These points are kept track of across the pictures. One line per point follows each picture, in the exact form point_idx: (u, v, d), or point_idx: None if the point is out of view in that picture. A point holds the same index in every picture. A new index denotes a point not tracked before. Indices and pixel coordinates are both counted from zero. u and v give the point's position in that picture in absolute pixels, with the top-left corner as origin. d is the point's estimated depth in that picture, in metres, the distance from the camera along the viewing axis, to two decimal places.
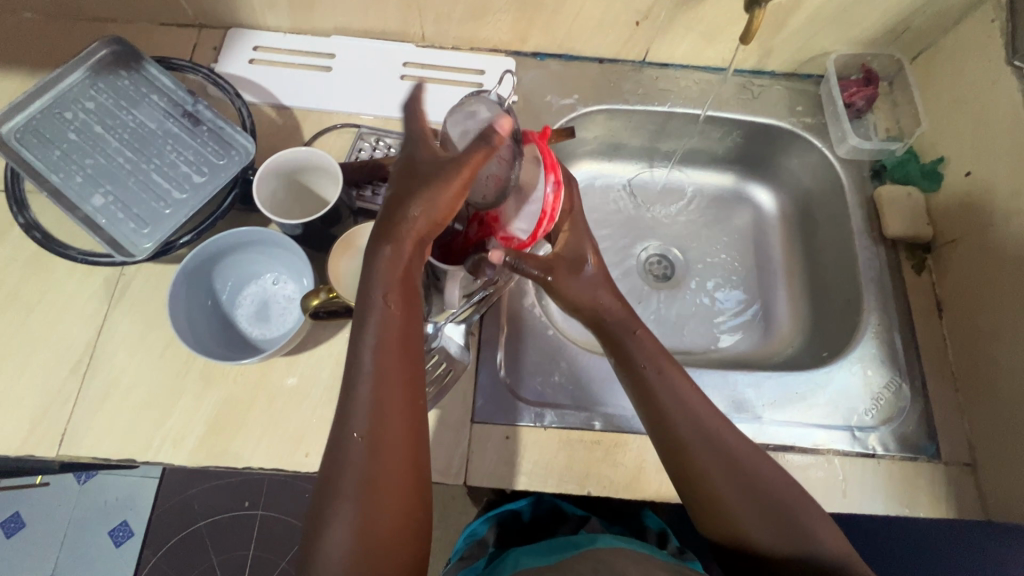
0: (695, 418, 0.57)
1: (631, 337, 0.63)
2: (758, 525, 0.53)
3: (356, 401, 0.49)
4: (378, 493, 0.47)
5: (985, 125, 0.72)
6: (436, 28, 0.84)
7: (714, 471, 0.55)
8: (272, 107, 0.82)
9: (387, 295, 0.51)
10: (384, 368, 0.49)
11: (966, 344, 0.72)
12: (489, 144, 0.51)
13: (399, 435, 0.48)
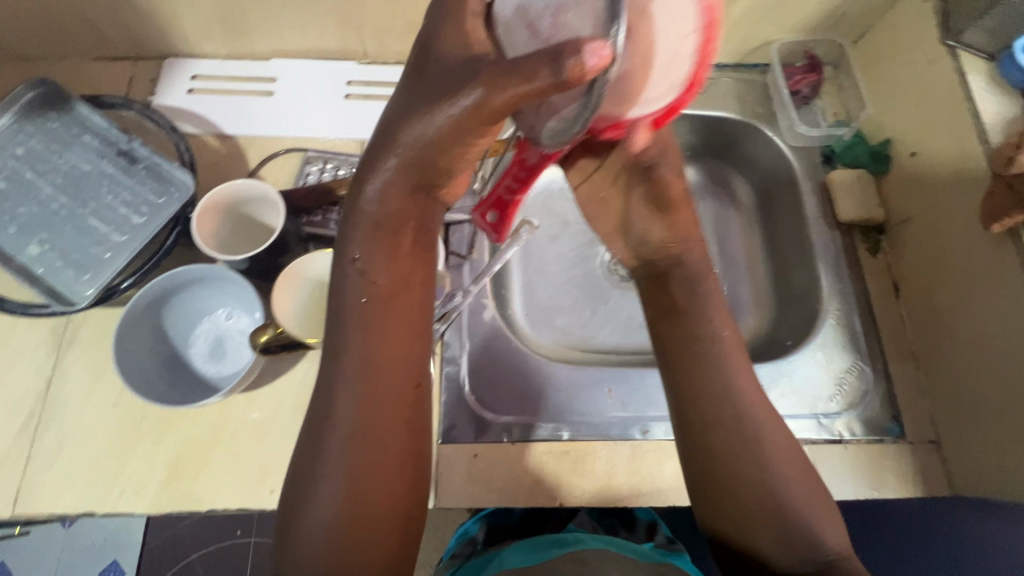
0: (722, 382, 0.55)
1: (689, 280, 0.59)
2: (760, 486, 0.52)
3: (350, 378, 0.48)
4: (369, 475, 0.47)
5: (926, 103, 0.72)
6: (377, 44, 0.83)
7: (724, 428, 0.54)
8: (215, 137, 0.81)
9: (380, 255, 0.50)
10: (382, 346, 0.49)
11: (925, 322, 0.73)
12: (546, 62, 0.37)
13: (393, 420, 0.48)
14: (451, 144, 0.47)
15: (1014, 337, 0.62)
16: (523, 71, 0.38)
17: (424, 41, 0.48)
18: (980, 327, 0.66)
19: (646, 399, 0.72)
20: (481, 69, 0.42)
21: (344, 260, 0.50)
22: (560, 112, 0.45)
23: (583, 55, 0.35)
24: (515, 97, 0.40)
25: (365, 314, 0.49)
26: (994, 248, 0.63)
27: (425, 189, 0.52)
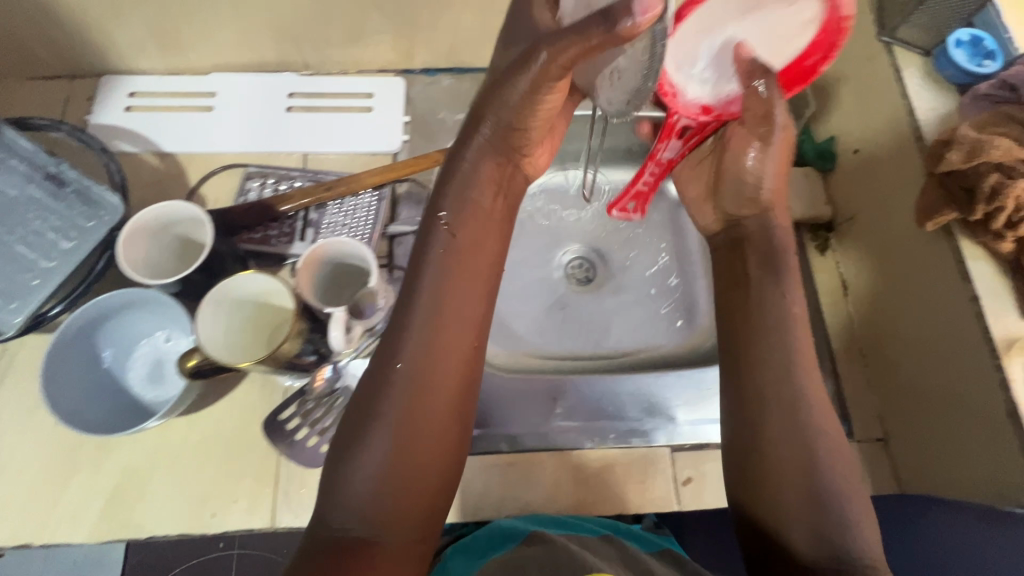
0: (781, 335, 0.54)
1: (767, 245, 0.59)
2: (800, 440, 0.51)
3: (420, 336, 0.50)
4: (427, 428, 0.49)
5: (867, 99, 0.72)
6: (318, 54, 0.82)
7: (771, 382, 0.53)
8: (154, 155, 0.79)
9: (468, 215, 0.55)
10: (450, 307, 0.52)
11: (872, 319, 0.72)
12: (603, 23, 0.41)
13: (451, 379, 0.50)
14: (531, 117, 0.53)
15: (948, 334, 0.61)
16: (580, 32, 0.42)
17: (516, 15, 0.53)
18: (919, 324, 0.65)
19: (595, 407, 0.71)
20: (544, 38, 0.47)
21: (432, 216, 0.55)
22: (620, 70, 0.49)
23: (632, 13, 0.39)
24: (575, 56, 0.44)
25: (444, 274, 0.53)
26: (928, 245, 0.63)
27: (511, 158, 0.58)
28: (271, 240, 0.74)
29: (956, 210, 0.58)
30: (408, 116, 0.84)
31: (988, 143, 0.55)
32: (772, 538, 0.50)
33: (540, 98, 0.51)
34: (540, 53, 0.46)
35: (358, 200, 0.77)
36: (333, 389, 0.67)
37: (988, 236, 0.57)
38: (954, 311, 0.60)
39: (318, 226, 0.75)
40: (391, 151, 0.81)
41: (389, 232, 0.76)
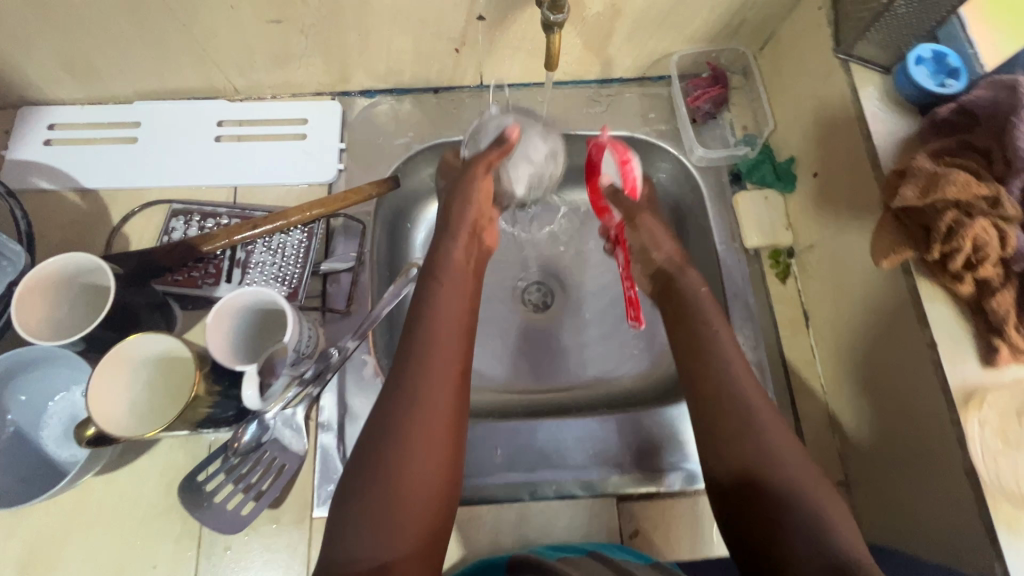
0: (726, 361, 0.59)
1: (693, 297, 0.66)
2: (786, 459, 0.52)
3: (415, 371, 0.56)
4: (424, 445, 0.53)
5: (824, 121, 0.67)
6: (245, 80, 0.77)
7: (741, 408, 0.55)
8: (76, 192, 0.75)
9: (441, 267, 0.65)
10: (440, 335, 0.59)
11: (832, 354, 0.68)
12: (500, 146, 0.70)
13: (445, 399, 0.55)
14: (476, 195, 0.68)
15: (908, 381, 0.56)
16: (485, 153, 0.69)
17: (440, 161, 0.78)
18: (879, 367, 0.60)
19: (540, 453, 0.67)
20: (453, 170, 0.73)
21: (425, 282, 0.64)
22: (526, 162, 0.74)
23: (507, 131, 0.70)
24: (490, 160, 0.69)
25: (431, 310, 0.61)
26: (884, 283, 0.58)
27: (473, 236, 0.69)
28: (197, 281, 0.70)
29: (913, 250, 0.53)
30: (344, 143, 0.79)
31: (943, 178, 0.50)
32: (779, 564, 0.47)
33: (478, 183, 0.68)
34: (471, 168, 0.69)
35: (288, 237, 0.72)
36: (260, 442, 0.64)
37: (946, 277, 0.52)
38: (913, 357, 0.56)
39: (246, 266, 0.71)
40: (326, 182, 0.77)
41: (322, 270, 0.72)
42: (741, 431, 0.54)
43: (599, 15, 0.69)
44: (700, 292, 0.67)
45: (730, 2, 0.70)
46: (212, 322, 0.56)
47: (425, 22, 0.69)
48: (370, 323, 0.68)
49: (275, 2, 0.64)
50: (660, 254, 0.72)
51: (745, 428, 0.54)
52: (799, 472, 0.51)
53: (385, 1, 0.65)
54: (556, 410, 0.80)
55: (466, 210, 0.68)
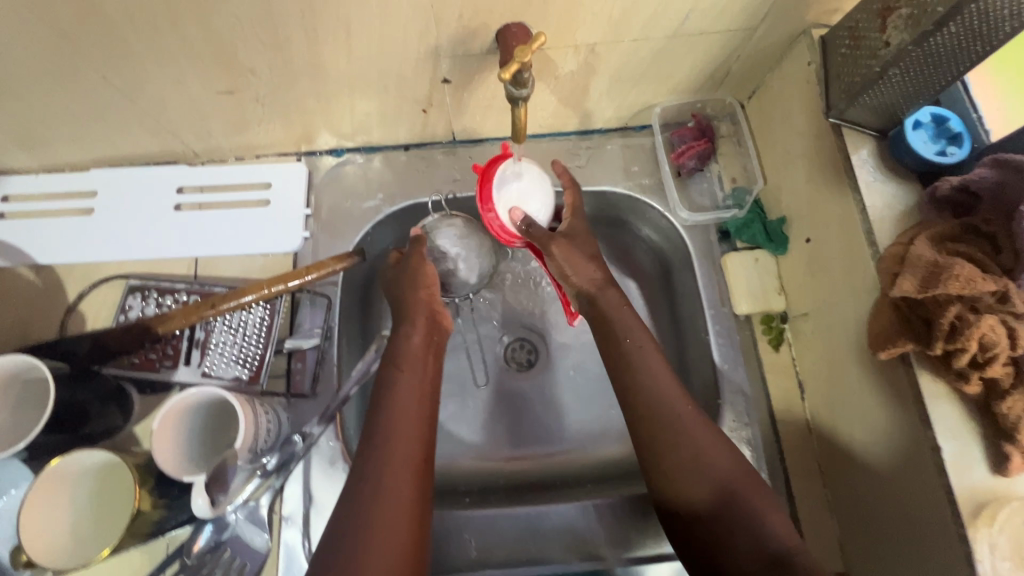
0: (664, 397, 0.55)
1: (617, 313, 0.59)
2: (713, 460, 0.52)
3: (371, 448, 0.51)
4: (383, 543, 0.46)
5: (816, 183, 0.63)
6: (204, 144, 0.73)
7: (674, 434, 0.53)
8: (28, 268, 0.72)
9: (398, 355, 0.58)
10: (400, 420, 0.53)
11: (828, 432, 0.63)
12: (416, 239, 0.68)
13: (407, 488, 0.49)
14: (427, 281, 0.64)
15: (911, 480, 0.52)
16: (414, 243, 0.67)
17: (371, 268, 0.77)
18: (879, 458, 0.56)
19: (513, 543, 0.66)
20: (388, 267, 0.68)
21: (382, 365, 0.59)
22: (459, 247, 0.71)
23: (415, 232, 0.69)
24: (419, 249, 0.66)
25: (390, 392, 0.55)
26: (883, 369, 0.54)
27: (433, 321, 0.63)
28: (153, 364, 0.66)
29: (915, 345, 0.49)
30: (310, 208, 0.75)
31: (945, 271, 0.46)
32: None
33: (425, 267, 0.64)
34: (408, 260, 0.66)
35: (248, 314, 0.68)
36: (219, 542, 0.60)
37: (951, 375, 0.48)
38: (915, 454, 0.51)
39: (204, 346, 0.67)
40: (292, 251, 0.74)
41: (287, 348, 0.68)
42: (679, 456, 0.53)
43: (573, 73, 0.65)
44: (624, 309, 0.59)
45: (714, 55, 0.65)
46: (160, 428, 0.53)
47: (387, 86, 0.64)
48: (336, 404, 0.65)
49: (225, 74, 0.60)
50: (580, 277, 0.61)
51: (684, 453, 0.52)
52: (730, 470, 0.52)
53: (343, 68, 0.61)
54: (540, 483, 0.75)
55: (417, 294, 0.62)
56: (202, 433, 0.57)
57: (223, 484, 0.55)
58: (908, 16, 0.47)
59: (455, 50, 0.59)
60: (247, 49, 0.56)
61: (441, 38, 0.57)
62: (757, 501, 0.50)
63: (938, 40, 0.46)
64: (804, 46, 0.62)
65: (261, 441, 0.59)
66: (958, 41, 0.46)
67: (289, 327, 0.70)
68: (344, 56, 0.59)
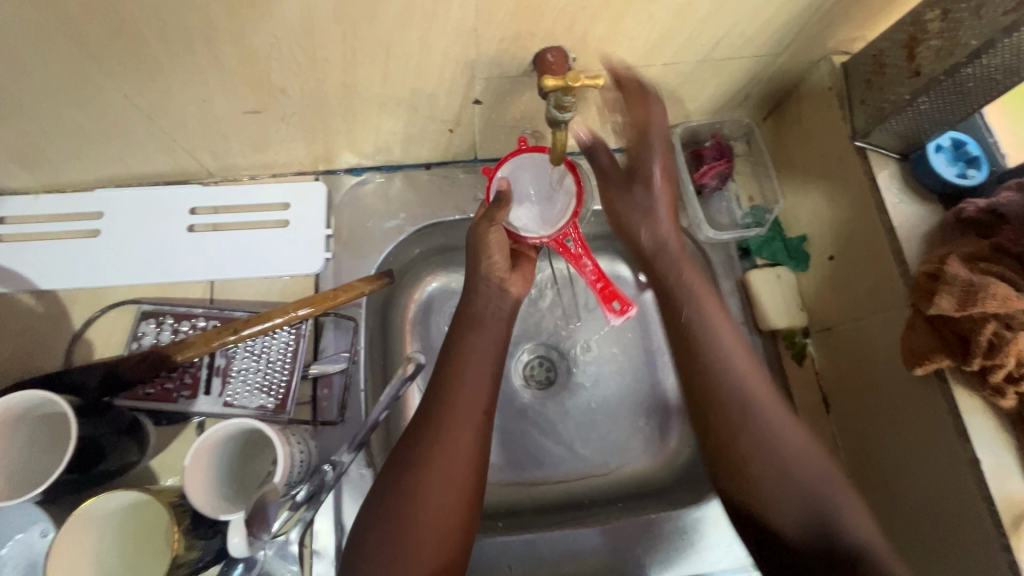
0: (728, 363, 0.56)
1: (669, 265, 0.63)
2: (786, 449, 0.52)
3: (435, 412, 0.54)
4: (439, 485, 0.51)
5: (840, 203, 0.65)
6: (221, 164, 0.71)
7: (740, 408, 0.54)
8: (30, 294, 0.68)
9: (471, 311, 0.61)
10: (466, 375, 0.56)
11: (856, 445, 0.65)
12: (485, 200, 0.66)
13: (466, 444, 0.53)
14: (490, 250, 0.61)
15: (946, 490, 0.54)
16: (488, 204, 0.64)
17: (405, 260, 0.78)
18: (912, 471, 0.57)
19: (552, 564, 0.65)
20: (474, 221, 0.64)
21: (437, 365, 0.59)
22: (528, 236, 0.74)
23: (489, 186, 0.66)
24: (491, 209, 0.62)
25: (461, 349, 0.58)
26: (915, 385, 0.56)
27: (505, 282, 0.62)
28: (171, 394, 0.63)
29: (951, 360, 0.51)
30: (331, 228, 0.74)
31: (982, 290, 0.48)
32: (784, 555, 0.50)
33: (492, 236, 0.61)
34: (488, 212, 0.62)
35: (272, 339, 0.65)
36: None
37: (986, 390, 0.50)
38: (952, 467, 0.53)
39: (226, 373, 0.64)
40: (313, 272, 0.72)
41: (312, 374, 0.66)
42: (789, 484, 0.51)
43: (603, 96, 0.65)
44: (684, 279, 0.62)
45: (739, 79, 0.66)
46: (191, 465, 0.50)
47: (417, 106, 0.64)
48: (366, 431, 0.60)
49: (253, 94, 0.58)
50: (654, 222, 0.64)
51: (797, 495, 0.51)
52: (802, 446, 0.52)
53: (375, 89, 0.60)
54: (568, 503, 0.74)
55: (487, 259, 0.61)
56: (240, 446, 0.56)
57: (264, 521, 0.50)
58: (938, 48, 0.51)
59: (491, 72, 0.59)
60: (281, 70, 0.55)
61: (480, 61, 0.57)
62: (836, 500, 0.50)
63: (968, 71, 0.50)
64: (825, 71, 0.65)
65: (295, 472, 0.56)
66: (986, 74, 0.50)
67: (313, 352, 0.68)
68: (379, 77, 0.58)
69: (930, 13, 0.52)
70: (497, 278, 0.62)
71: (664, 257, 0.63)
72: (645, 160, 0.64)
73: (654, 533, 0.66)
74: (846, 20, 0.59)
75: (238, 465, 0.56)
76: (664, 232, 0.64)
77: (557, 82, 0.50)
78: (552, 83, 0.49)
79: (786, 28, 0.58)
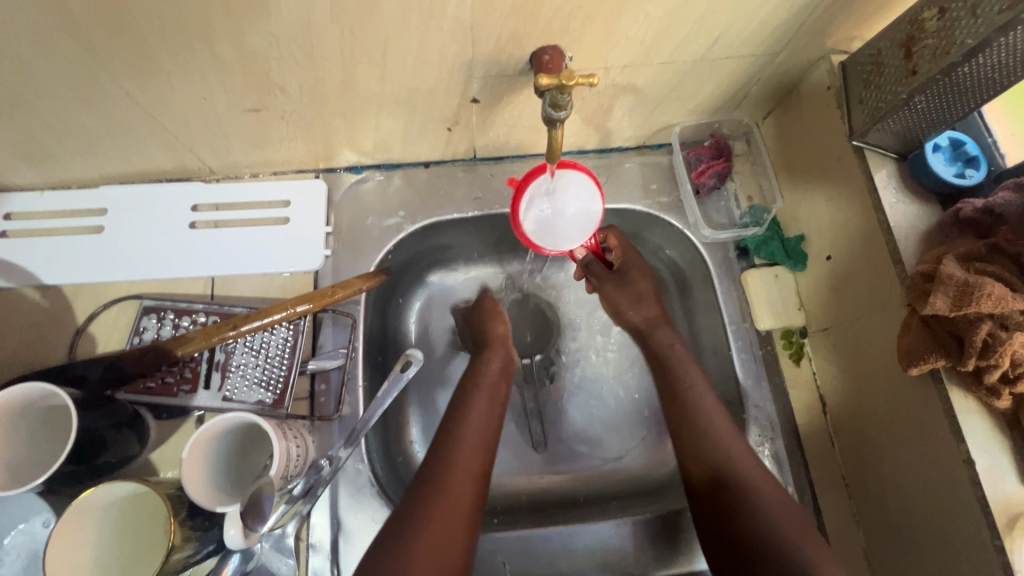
0: (719, 439, 0.59)
1: (668, 352, 0.66)
2: (758, 487, 0.56)
3: (438, 467, 0.55)
4: (437, 539, 0.51)
5: (838, 203, 0.65)
6: (222, 162, 0.71)
7: (719, 454, 0.58)
8: (35, 289, 0.69)
9: (476, 373, 0.66)
10: (470, 432, 0.59)
11: (851, 445, 0.64)
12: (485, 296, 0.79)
13: (465, 499, 0.54)
14: (495, 312, 0.75)
15: (939, 491, 0.54)
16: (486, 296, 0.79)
17: (402, 262, 0.79)
18: (908, 471, 0.57)
19: (546, 562, 0.65)
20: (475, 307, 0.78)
21: None
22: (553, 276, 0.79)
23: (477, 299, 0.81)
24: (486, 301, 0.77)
25: (466, 405, 0.61)
26: (911, 384, 0.56)
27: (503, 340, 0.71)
28: (172, 388, 0.64)
29: (946, 360, 0.51)
30: (330, 226, 0.74)
31: (977, 290, 0.48)
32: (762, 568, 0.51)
33: (493, 310, 0.75)
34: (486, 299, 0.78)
35: (271, 335, 0.66)
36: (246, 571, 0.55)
37: (981, 390, 0.50)
38: (944, 467, 0.53)
39: (226, 368, 0.65)
40: (312, 269, 0.72)
41: (310, 369, 0.67)
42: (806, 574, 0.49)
43: (600, 96, 0.65)
44: (674, 349, 0.66)
45: (737, 78, 0.66)
46: (189, 455, 0.51)
47: (415, 105, 0.64)
48: (363, 426, 0.61)
49: (254, 93, 0.59)
50: (635, 314, 0.70)
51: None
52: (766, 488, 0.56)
53: (373, 88, 0.60)
54: (565, 501, 0.74)
55: (489, 323, 0.73)
56: (238, 439, 0.57)
57: (259, 514, 0.50)
58: (935, 46, 0.51)
59: (488, 71, 0.59)
60: (280, 70, 0.55)
61: (476, 60, 0.57)
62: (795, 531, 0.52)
63: (964, 69, 0.50)
64: (824, 71, 0.64)
65: (291, 466, 0.57)
66: (982, 72, 0.50)
67: (312, 347, 0.69)
68: (377, 76, 0.58)
69: (928, 11, 0.51)
70: (500, 341, 0.71)
71: (660, 331, 0.68)
72: (630, 260, 0.72)
73: (648, 530, 0.67)
74: (844, 19, 0.58)
75: (234, 456, 0.57)
76: (653, 310, 0.70)
77: (552, 80, 0.50)
78: (547, 80, 0.50)
79: (784, 27, 0.58)
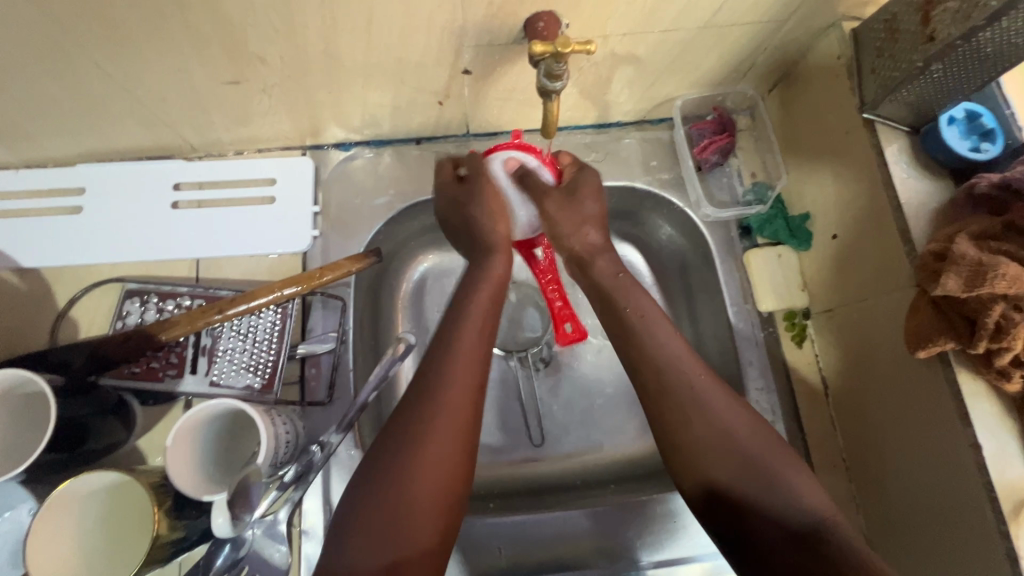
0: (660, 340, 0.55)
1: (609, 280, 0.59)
2: (734, 431, 0.50)
3: (432, 383, 0.51)
4: (433, 460, 0.48)
5: (846, 180, 0.62)
6: (203, 139, 0.68)
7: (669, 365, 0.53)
8: (13, 272, 0.66)
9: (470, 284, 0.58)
10: (464, 343, 0.53)
11: (853, 428, 0.63)
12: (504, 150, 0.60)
13: (462, 414, 0.50)
14: (492, 207, 0.59)
15: (944, 473, 0.53)
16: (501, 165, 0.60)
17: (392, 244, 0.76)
18: (914, 455, 0.56)
19: (544, 546, 0.65)
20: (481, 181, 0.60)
21: None
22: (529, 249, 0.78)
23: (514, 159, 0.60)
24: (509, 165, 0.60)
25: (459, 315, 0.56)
26: (918, 368, 0.54)
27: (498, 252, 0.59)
28: (156, 373, 0.62)
29: (956, 343, 0.49)
30: (318, 205, 0.72)
31: (991, 270, 0.46)
32: (752, 524, 0.47)
33: (492, 197, 0.59)
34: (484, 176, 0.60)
35: (258, 318, 0.64)
36: (237, 560, 0.54)
37: (991, 373, 0.48)
38: (951, 452, 0.52)
39: (212, 353, 0.63)
40: (300, 251, 0.70)
41: (300, 354, 0.65)
42: (815, 526, 0.45)
43: (598, 67, 0.62)
44: (619, 277, 0.59)
45: (742, 48, 0.63)
46: (172, 446, 0.50)
47: (404, 76, 0.61)
48: (355, 411, 0.59)
49: (231, 64, 0.55)
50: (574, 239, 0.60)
51: (804, 539, 0.45)
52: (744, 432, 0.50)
53: (359, 59, 0.57)
54: (560, 486, 0.73)
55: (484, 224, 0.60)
56: (225, 426, 0.56)
57: (248, 502, 0.50)
58: (956, 10, 0.48)
59: (480, 40, 0.56)
60: (258, 39, 0.52)
61: (467, 28, 0.54)
62: (778, 472, 0.48)
63: (985, 35, 0.47)
64: (835, 38, 0.61)
65: (280, 452, 0.55)
66: (1005, 38, 0.47)
67: (301, 331, 0.67)
68: (362, 45, 0.55)
69: None
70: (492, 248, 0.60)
71: (602, 259, 0.60)
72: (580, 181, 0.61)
73: (646, 514, 0.66)
74: None
75: (225, 441, 0.56)
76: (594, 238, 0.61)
77: (546, 47, 0.48)
78: (542, 48, 0.48)
79: None
